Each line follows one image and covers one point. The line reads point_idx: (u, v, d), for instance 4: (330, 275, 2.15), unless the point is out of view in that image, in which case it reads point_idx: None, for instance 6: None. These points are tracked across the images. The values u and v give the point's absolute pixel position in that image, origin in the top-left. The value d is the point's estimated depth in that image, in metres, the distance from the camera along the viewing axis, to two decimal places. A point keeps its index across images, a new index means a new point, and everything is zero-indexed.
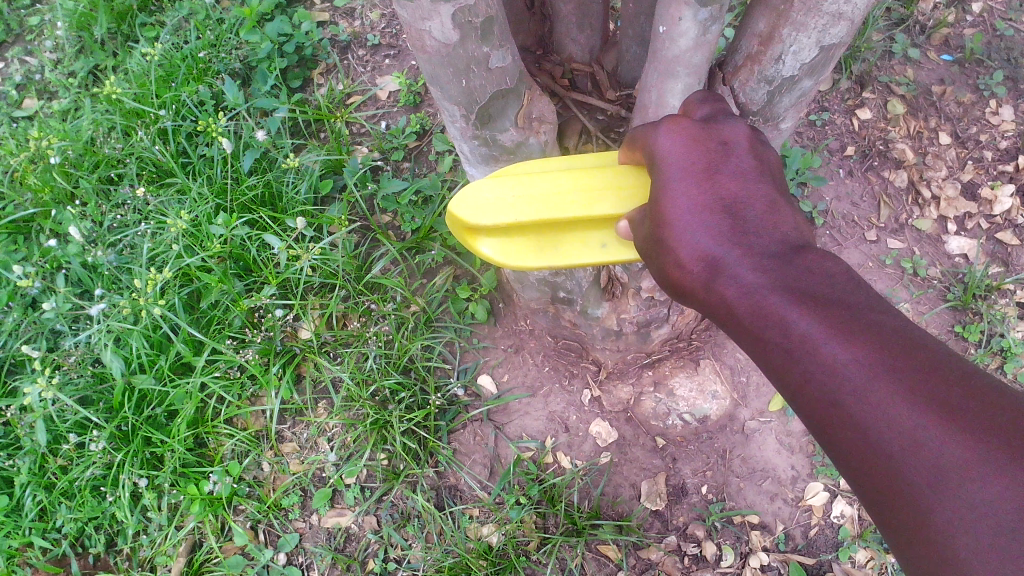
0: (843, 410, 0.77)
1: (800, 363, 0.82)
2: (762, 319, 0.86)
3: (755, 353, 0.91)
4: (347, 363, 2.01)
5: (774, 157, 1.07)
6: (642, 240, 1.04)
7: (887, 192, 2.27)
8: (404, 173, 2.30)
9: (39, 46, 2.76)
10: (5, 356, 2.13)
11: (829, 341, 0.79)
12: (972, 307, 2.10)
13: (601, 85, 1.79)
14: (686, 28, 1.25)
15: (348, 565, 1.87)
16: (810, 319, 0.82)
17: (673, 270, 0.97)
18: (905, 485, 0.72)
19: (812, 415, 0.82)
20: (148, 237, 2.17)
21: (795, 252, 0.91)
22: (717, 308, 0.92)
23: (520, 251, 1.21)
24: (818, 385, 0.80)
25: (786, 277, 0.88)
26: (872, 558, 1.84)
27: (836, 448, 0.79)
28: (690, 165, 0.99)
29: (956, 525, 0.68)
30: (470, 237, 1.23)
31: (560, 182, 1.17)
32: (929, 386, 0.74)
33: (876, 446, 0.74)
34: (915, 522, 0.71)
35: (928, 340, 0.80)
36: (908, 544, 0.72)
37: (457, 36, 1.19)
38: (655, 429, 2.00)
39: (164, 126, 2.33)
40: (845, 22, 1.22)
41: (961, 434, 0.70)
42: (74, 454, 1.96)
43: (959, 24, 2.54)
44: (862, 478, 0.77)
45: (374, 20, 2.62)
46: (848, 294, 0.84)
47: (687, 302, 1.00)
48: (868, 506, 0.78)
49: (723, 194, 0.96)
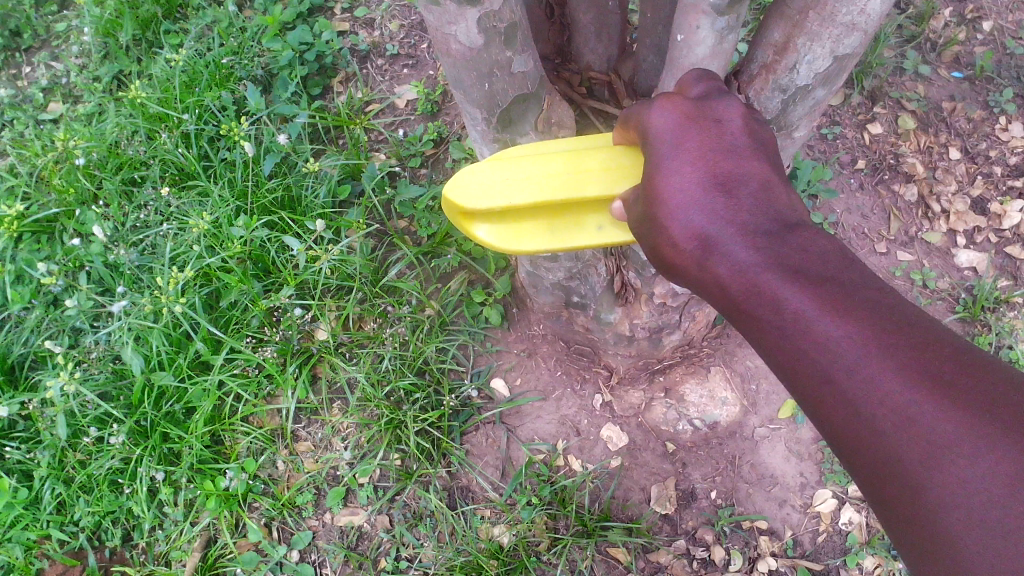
0: (836, 385, 0.80)
1: (793, 340, 0.84)
2: (754, 297, 0.88)
3: (747, 331, 0.93)
4: (363, 364, 2.05)
5: (768, 132, 1.08)
6: (634, 218, 1.06)
7: (897, 206, 2.31)
8: (422, 180, 2.35)
9: (65, 52, 2.82)
10: (27, 352, 2.19)
11: (822, 318, 0.82)
12: (981, 320, 2.13)
13: (617, 94, 1.83)
14: (704, 37, 1.29)
15: (360, 563, 1.90)
16: (804, 297, 0.84)
17: (665, 248, 0.99)
18: (897, 461, 0.75)
19: (803, 390, 0.84)
20: (171, 238, 2.24)
21: (787, 228, 0.92)
22: (709, 285, 0.94)
23: (517, 234, 1.25)
24: (811, 362, 0.82)
25: (781, 255, 0.89)
26: (880, 565, 1.86)
27: (826, 420, 0.82)
28: (684, 143, 1.00)
29: (948, 500, 0.71)
30: (466, 222, 1.26)
31: (553, 164, 1.20)
32: (922, 362, 0.77)
33: (868, 421, 0.77)
34: (906, 496, 0.74)
35: (920, 313, 0.82)
36: (901, 519, 0.76)
37: (482, 40, 1.23)
38: (665, 435, 2.02)
39: (187, 129, 2.37)
40: (859, 33, 1.25)
41: (953, 409, 0.73)
42: (94, 447, 2.01)
43: (970, 41, 2.57)
44: (854, 452, 0.80)
45: (393, 31, 2.67)
46: (842, 271, 0.87)
47: (677, 278, 1.02)
48: (859, 479, 0.81)
49: (716, 171, 0.96)
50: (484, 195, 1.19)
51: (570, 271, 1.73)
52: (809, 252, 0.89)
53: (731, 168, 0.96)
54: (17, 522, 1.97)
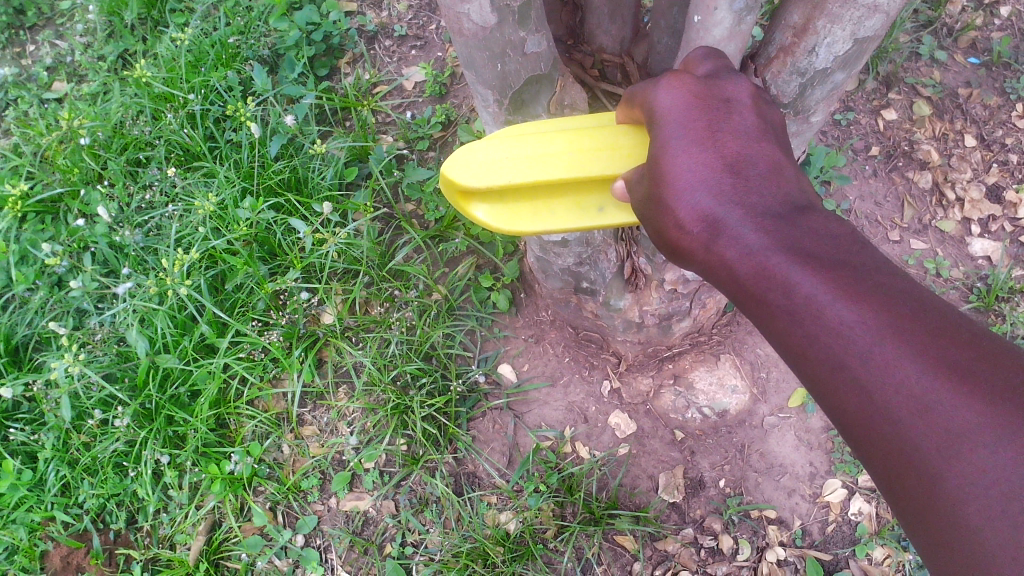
0: (849, 372, 0.77)
1: (804, 326, 0.81)
2: (763, 280, 0.85)
3: (755, 316, 0.90)
4: (369, 349, 2.03)
5: (777, 113, 1.05)
6: (637, 200, 1.01)
7: (911, 193, 2.28)
8: (430, 163, 2.32)
9: (69, 30, 2.79)
10: (31, 333, 2.18)
11: (835, 303, 0.78)
12: (994, 309, 2.10)
13: (630, 77, 1.80)
14: (721, 18, 1.26)
15: (365, 549, 1.89)
16: (815, 281, 0.80)
17: (670, 230, 0.95)
18: (913, 450, 0.72)
19: (813, 377, 0.81)
20: (176, 219, 2.22)
21: (797, 210, 0.89)
22: (716, 268, 0.90)
23: (517, 215, 1.22)
24: (822, 349, 0.79)
25: (791, 236, 0.85)
26: (890, 556, 1.85)
27: (837, 408, 0.79)
28: (693, 123, 0.96)
29: (968, 491, 0.68)
30: (464, 202, 1.22)
31: (556, 142, 1.17)
32: (939, 347, 0.74)
33: (882, 410, 0.74)
34: (925, 488, 0.71)
35: (934, 298, 0.79)
36: (916, 510, 0.73)
37: (495, 20, 1.20)
38: (673, 422, 2.00)
39: (193, 110, 2.35)
40: (880, 15, 1.22)
41: (974, 397, 0.70)
42: (98, 430, 2.00)
43: (987, 27, 2.53)
44: (868, 442, 0.77)
45: (401, 11, 2.63)
46: (854, 254, 0.83)
47: (681, 260, 0.98)
48: (870, 468, 0.78)
49: (725, 152, 0.92)
50: (485, 173, 1.15)
51: (580, 256, 1.72)
52: (820, 233, 0.85)
53: (741, 149, 0.93)
54: (22, 504, 1.97)
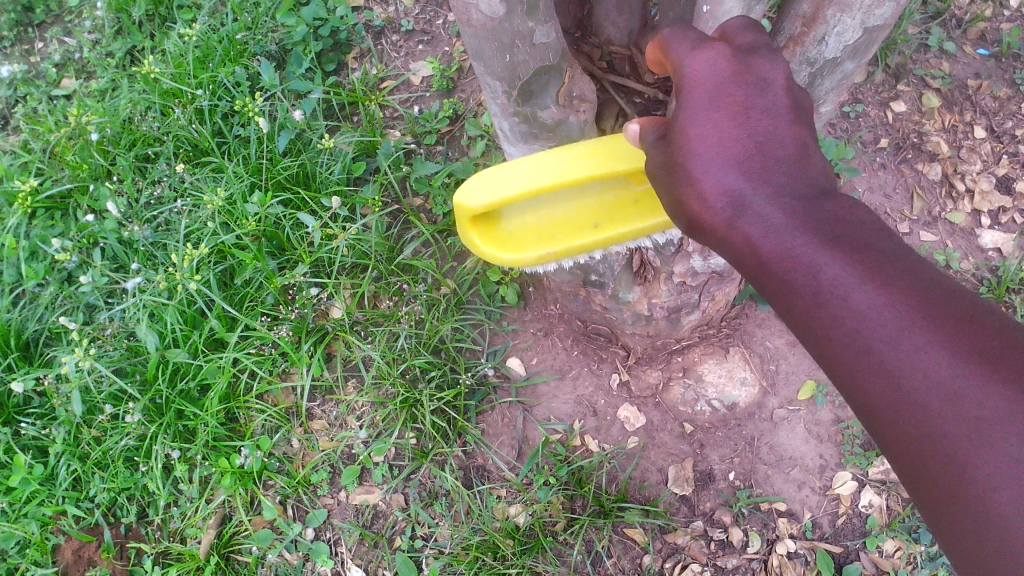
0: (874, 355, 0.76)
1: (829, 309, 0.80)
2: (788, 264, 0.84)
3: (775, 300, 0.89)
4: (378, 343, 2.03)
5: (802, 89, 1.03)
6: (658, 171, 1.00)
7: (921, 184, 2.27)
8: (438, 157, 2.32)
9: (77, 27, 2.80)
10: (41, 329, 2.19)
11: (862, 287, 0.78)
12: (1005, 300, 2.09)
13: (638, 68, 1.82)
14: (730, 7, 1.25)
15: (375, 541, 1.90)
16: (842, 264, 0.80)
17: (691, 211, 0.94)
18: (940, 438, 0.72)
19: (834, 360, 0.81)
20: (185, 214, 2.23)
21: (820, 196, 0.88)
22: (737, 249, 0.90)
23: (522, 242, 1.30)
24: (849, 333, 0.78)
25: (817, 222, 0.85)
26: (901, 548, 1.84)
27: (858, 391, 0.78)
28: (723, 96, 0.93)
29: (994, 479, 0.68)
30: (470, 231, 1.28)
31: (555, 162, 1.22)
32: (967, 336, 0.73)
33: (907, 395, 0.74)
34: (950, 475, 0.71)
35: (961, 286, 0.79)
36: (938, 496, 0.73)
37: (503, 10, 1.21)
38: (682, 415, 2.00)
39: (201, 105, 2.35)
40: (890, 4, 1.22)
41: (1004, 387, 0.69)
42: (109, 424, 2.01)
43: (996, 18, 2.52)
44: (890, 428, 0.76)
45: (408, 6, 2.63)
46: (880, 239, 0.82)
47: (700, 240, 0.97)
48: (889, 452, 0.78)
49: (750, 133, 0.91)
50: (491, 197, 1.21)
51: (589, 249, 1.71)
52: (845, 219, 0.85)
53: (765, 129, 0.92)
54: (33, 499, 1.98)
